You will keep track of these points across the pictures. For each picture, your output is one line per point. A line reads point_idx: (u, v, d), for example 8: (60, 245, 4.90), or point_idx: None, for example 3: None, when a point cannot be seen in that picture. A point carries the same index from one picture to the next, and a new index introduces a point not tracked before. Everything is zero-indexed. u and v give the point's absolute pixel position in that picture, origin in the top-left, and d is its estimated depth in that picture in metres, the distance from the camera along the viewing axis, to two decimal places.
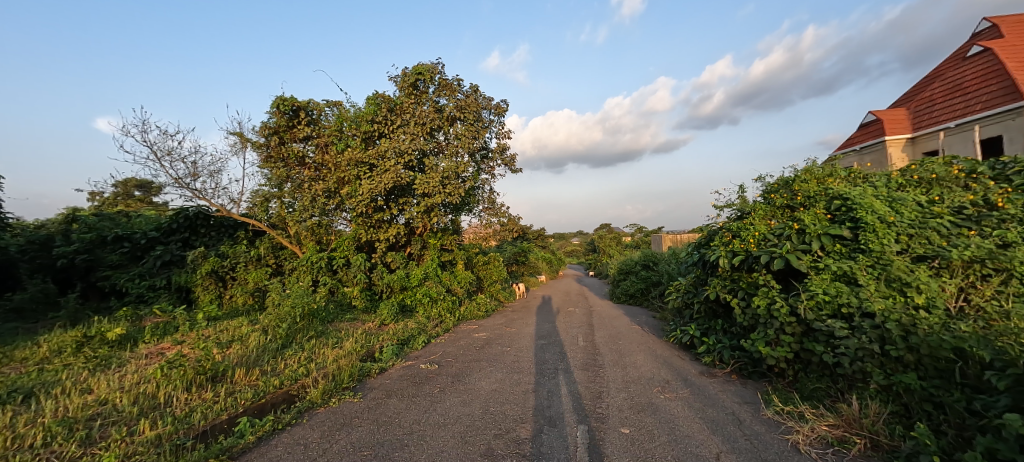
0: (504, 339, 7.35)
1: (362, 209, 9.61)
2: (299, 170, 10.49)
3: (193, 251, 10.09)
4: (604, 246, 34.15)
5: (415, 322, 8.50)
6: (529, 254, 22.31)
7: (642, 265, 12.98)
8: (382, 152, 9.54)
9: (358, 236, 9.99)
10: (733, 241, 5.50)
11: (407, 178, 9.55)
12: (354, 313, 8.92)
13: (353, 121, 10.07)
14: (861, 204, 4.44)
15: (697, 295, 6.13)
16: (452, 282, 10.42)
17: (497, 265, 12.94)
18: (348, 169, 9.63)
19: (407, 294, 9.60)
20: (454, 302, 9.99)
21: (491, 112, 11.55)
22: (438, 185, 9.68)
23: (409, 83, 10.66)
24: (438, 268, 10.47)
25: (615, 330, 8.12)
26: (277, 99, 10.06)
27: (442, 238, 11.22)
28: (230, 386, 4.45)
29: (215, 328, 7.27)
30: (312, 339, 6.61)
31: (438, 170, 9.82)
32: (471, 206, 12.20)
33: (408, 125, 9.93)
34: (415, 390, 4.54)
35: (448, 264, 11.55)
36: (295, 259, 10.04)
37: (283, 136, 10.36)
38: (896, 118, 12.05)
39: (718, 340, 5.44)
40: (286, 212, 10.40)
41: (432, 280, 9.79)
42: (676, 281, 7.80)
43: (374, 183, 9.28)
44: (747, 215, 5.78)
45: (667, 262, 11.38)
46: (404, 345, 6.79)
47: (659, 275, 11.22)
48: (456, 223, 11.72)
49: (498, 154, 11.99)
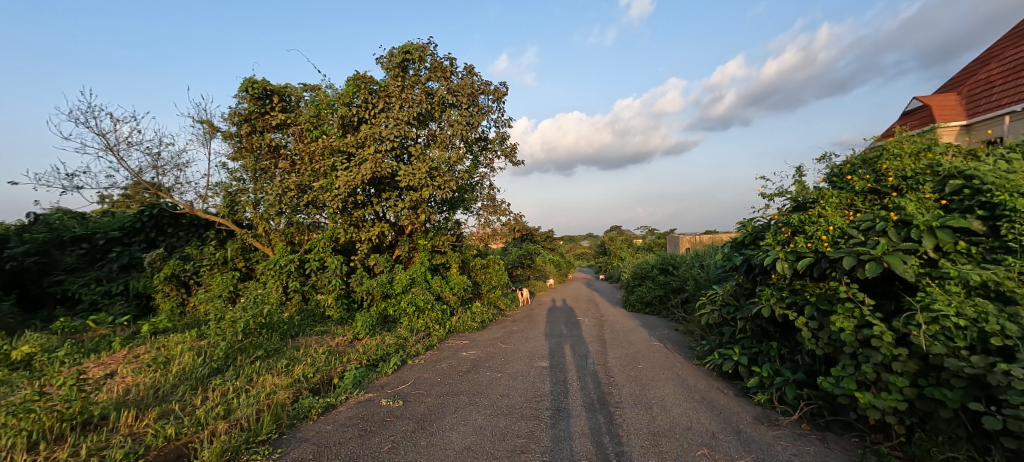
0: (498, 359, 6.04)
1: (339, 205, 8.43)
2: (273, 162, 9.34)
3: (152, 253, 8.98)
4: (615, 249, 32.67)
5: (395, 336, 7.23)
6: (535, 257, 20.99)
7: (660, 269, 11.56)
8: (361, 140, 8.32)
9: (335, 236, 8.77)
10: (794, 238, 4.12)
11: (390, 170, 8.27)
12: (326, 325, 7.69)
13: (330, 105, 8.86)
14: (1001, 184, 3.06)
15: (742, 308, 4.76)
16: (443, 288, 9.16)
17: (497, 268, 11.63)
18: (322, 159, 8.43)
19: (390, 303, 8.33)
20: (444, 312, 8.71)
21: (489, 97, 10.27)
22: (425, 177, 8.38)
23: (396, 64, 9.46)
24: (427, 272, 9.23)
25: (632, 348, 6.76)
26: (246, 82, 8.92)
27: (434, 238, 9.98)
28: (102, 439, 3.22)
29: (153, 345, 6.10)
30: (259, 360, 5.38)
31: (426, 160, 8.56)
32: (467, 203, 10.95)
33: (393, 108, 8.67)
34: (358, 445, 3.26)
35: (441, 268, 10.28)
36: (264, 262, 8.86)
37: (255, 125, 9.27)
38: (946, 104, 10.47)
39: (776, 372, 4.08)
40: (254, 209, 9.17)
41: (419, 287, 8.54)
42: (707, 289, 6.40)
43: (351, 175, 8.03)
44: (810, 204, 4.39)
45: (690, 267, 9.96)
46: (372, 368, 5.53)
47: (682, 281, 9.81)
48: (450, 221, 10.48)
49: (497, 145, 10.73)
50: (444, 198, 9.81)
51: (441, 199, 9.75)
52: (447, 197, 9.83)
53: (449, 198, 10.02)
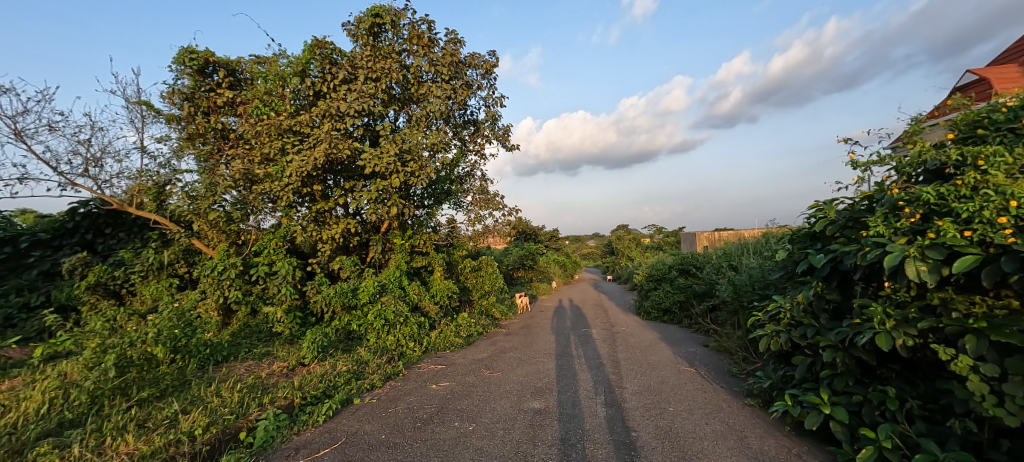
0: (478, 395, 4.52)
1: (291, 196, 6.96)
2: (220, 148, 7.90)
3: (76, 257, 7.53)
4: (623, 248, 30.98)
5: (353, 359, 5.75)
6: (537, 257, 19.45)
7: (679, 270, 9.98)
8: (314, 118, 6.80)
9: (289, 236, 7.27)
10: (932, 223, 2.59)
11: (348, 151, 6.69)
12: (271, 345, 6.20)
13: (281, 76, 7.34)
14: None
15: (828, 333, 3.23)
16: (422, 296, 7.65)
17: (490, 271, 10.09)
18: (267, 140, 6.91)
19: (354, 317, 6.82)
20: (423, 326, 7.20)
21: (478, 72, 8.75)
22: (394, 162, 6.82)
23: (365, 31, 7.96)
24: (402, 276, 7.72)
25: (656, 375, 5.18)
26: (183, 52, 7.50)
27: (411, 236, 8.47)
28: None
29: (24, 381, 4.62)
30: (144, 406, 3.89)
31: (396, 141, 7.03)
32: (454, 196, 9.45)
33: (357, 80, 7.14)
34: None
35: (422, 271, 8.76)
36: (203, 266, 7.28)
37: (202, 106, 7.91)
38: (1008, 75, 8.77)
39: (905, 442, 2.55)
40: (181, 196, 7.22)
41: (390, 295, 7.05)
42: (757, 299, 4.83)
43: (302, 159, 6.52)
44: (949, 169, 2.84)
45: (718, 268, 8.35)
46: (300, 414, 4.02)
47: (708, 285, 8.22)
48: (433, 217, 8.99)
49: (487, 128, 9.21)
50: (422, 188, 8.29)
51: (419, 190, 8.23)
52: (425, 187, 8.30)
53: (428, 188, 8.51)
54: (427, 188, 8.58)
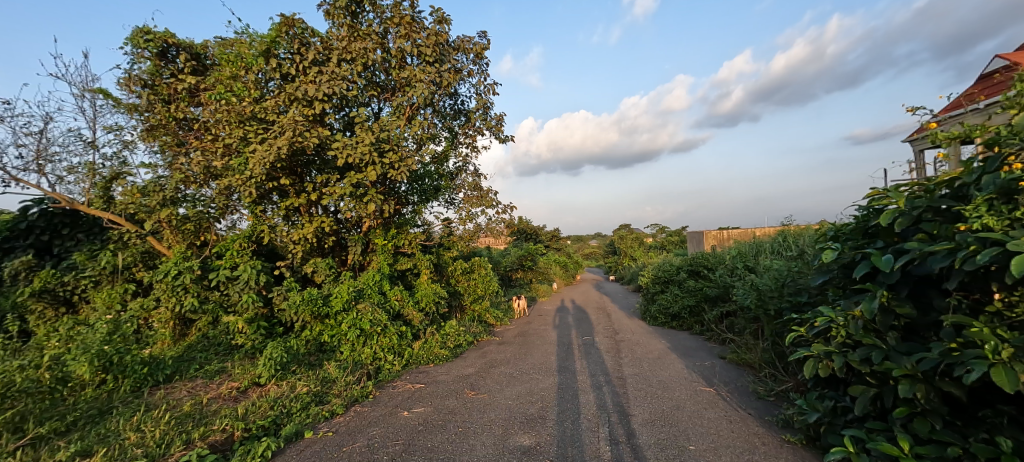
0: (456, 426, 3.75)
1: (257, 191, 6.21)
2: (183, 140, 7.16)
3: (20, 261, 6.78)
4: (626, 248, 30.17)
5: (319, 377, 4.99)
6: (536, 258, 18.66)
7: (689, 272, 9.19)
8: (280, 103, 6.04)
9: (257, 236, 6.50)
10: None
11: (317, 140, 5.91)
12: (228, 361, 5.45)
13: (245, 58, 6.59)
14: None
15: (905, 360, 2.46)
16: (404, 302, 6.89)
17: (484, 273, 9.31)
18: (227, 128, 6.13)
19: (327, 327, 6.06)
20: (404, 336, 6.44)
21: (467, 55, 7.99)
22: (371, 152, 6.03)
23: (342, 8, 7.18)
24: (383, 280, 6.96)
25: (669, 397, 4.41)
26: (139, 32, 6.76)
27: (395, 236, 7.69)
28: None
29: None
30: (37, 447, 3.13)
31: (373, 130, 6.26)
32: (442, 191, 8.69)
33: (330, 61, 6.37)
34: None
35: (407, 275, 7.99)
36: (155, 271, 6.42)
37: (163, 94, 7.19)
38: None
39: None
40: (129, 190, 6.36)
41: (367, 302, 6.29)
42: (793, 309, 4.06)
43: (265, 149, 5.75)
44: None
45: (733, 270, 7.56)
46: (233, 454, 3.26)
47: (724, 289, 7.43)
48: (419, 215, 8.23)
49: (478, 117, 8.45)
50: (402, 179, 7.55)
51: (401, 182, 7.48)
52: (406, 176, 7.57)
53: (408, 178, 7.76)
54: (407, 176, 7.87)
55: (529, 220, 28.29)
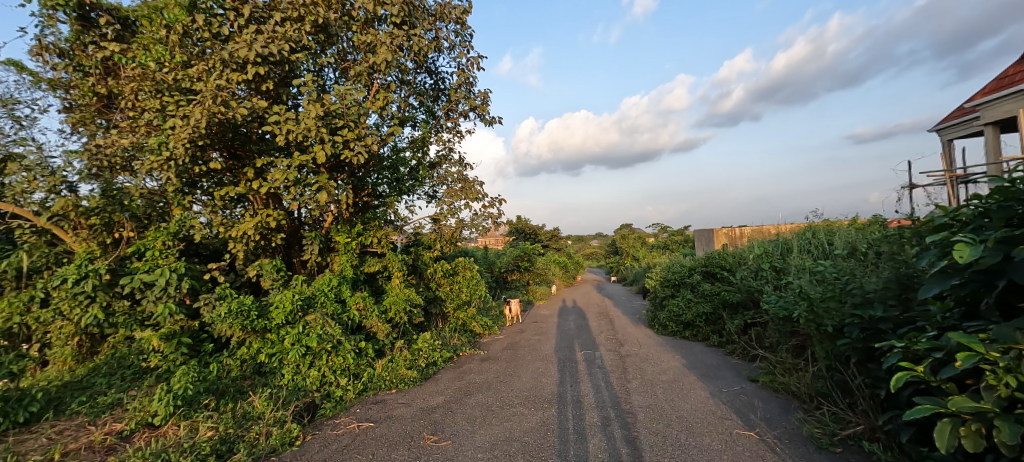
0: None
1: (181, 176, 5.07)
2: (105, 121, 6.05)
3: None
4: (629, 248, 28.98)
5: (237, 414, 3.83)
6: (534, 258, 17.50)
7: (704, 273, 8.02)
8: (205, 68, 4.88)
9: (185, 233, 5.36)
10: None
11: (248, 112, 4.73)
12: (133, 390, 4.31)
13: (167, 15, 5.38)
14: None
15: None
16: (368, 311, 5.73)
17: (469, 276, 8.17)
18: (141, 99, 4.98)
19: (267, 344, 4.93)
20: (364, 353, 5.28)
21: (446, 20, 6.80)
22: (318, 127, 4.86)
23: None
24: (343, 284, 5.82)
25: (698, 446, 3.25)
26: None
27: (360, 233, 6.54)
28: None
29: None
30: None
31: (321, 100, 5.07)
32: (418, 182, 7.55)
33: (269, 18, 5.19)
34: None
35: (377, 278, 6.85)
36: (46, 278, 5.13)
37: (82, 64, 6.06)
38: None
39: None
40: (22, 178, 5.15)
41: (317, 312, 5.14)
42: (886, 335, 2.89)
43: (182, 122, 4.59)
44: None
45: (761, 273, 6.38)
46: None
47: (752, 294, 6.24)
48: (392, 207, 7.07)
49: (460, 95, 7.28)
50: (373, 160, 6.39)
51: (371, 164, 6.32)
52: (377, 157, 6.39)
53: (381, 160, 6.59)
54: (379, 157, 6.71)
55: (527, 219, 27.12)
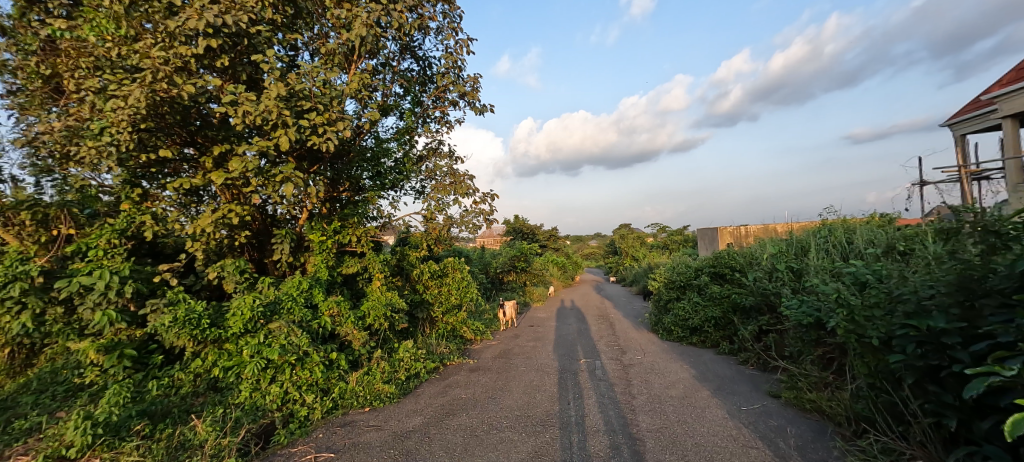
0: None
1: (125, 165, 4.47)
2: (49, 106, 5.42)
3: None
4: (628, 248, 28.45)
5: (175, 444, 3.24)
6: (531, 258, 16.91)
7: (712, 274, 7.44)
8: (149, 42, 4.21)
9: (134, 230, 4.72)
10: None
11: (199, 92, 4.13)
12: (60, 412, 3.70)
13: None
14: None
15: None
16: (342, 318, 5.13)
17: (459, 277, 7.58)
18: (79, 78, 4.36)
19: (224, 356, 4.33)
20: (336, 365, 4.69)
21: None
22: (281, 109, 4.26)
23: None
24: (315, 286, 5.21)
25: None
26: None
27: (337, 230, 5.93)
28: None
29: None
30: None
31: (286, 80, 4.47)
32: (403, 175, 6.97)
33: None
34: None
35: (357, 280, 6.25)
36: None
37: (24, 43, 5.42)
38: None
39: None
40: None
41: (281, 320, 4.55)
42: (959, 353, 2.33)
43: (120, 102, 3.94)
44: None
45: (777, 274, 5.81)
46: None
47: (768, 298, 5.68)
48: (373, 203, 6.47)
49: (448, 81, 6.68)
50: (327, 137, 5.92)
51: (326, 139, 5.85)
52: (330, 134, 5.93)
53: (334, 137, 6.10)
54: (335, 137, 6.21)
55: (524, 218, 26.54)
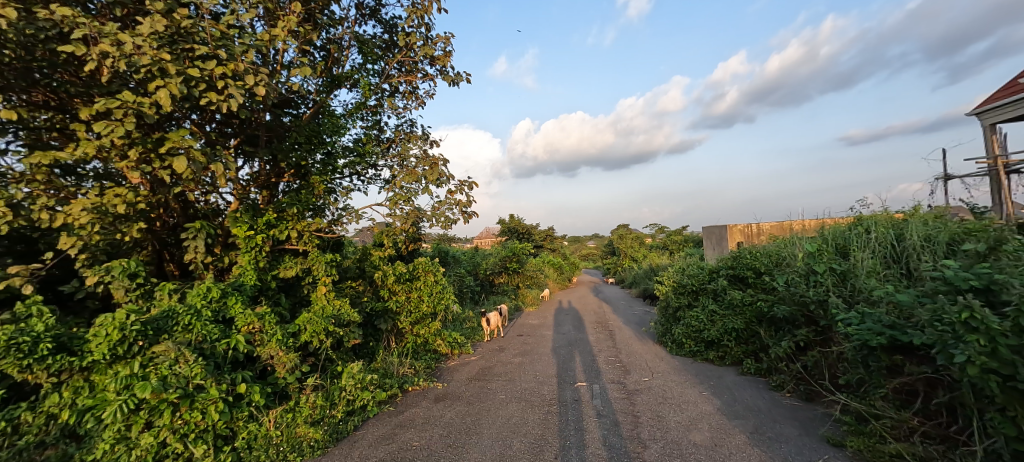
0: None
1: None
2: None
3: None
4: (627, 249, 27.36)
5: None
6: (524, 259, 15.74)
7: (732, 277, 6.28)
8: None
9: None
10: None
11: (38, 26, 2.93)
12: None
13: None
14: None
15: None
16: (265, 336, 3.95)
17: (432, 281, 6.38)
18: None
19: (85, 393, 3.16)
20: (247, 403, 3.50)
21: None
22: (161, 52, 3.08)
23: None
24: (231, 294, 4.03)
25: None
26: None
27: (271, 223, 4.75)
28: None
29: None
30: None
31: (173, 16, 3.27)
32: (360, 159, 5.85)
33: None
34: None
35: (300, 285, 5.07)
36: None
37: None
38: None
39: None
40: None
41: (171, 341, 3.37)
42: None
43: None
44: None
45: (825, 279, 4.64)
46: None
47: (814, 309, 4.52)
48: (325, 191, 5.27)
49: (413, 42, 5.50)
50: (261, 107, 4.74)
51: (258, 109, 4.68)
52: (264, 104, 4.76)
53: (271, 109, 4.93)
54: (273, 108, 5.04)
55: (518, 217, 25.40)
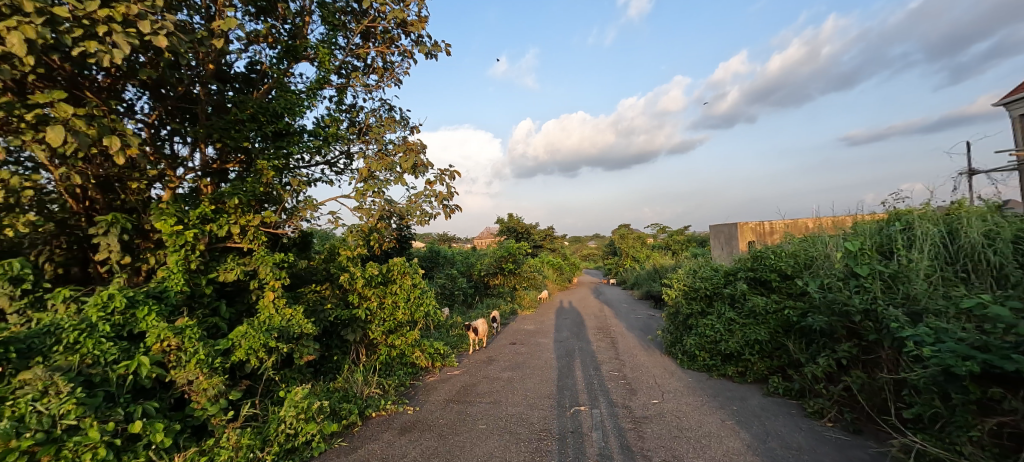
0: None
1: None
2: None
3: None
4: (629, 248, 26.54)
5: None
6: (521, 259, 14.95)
7: (753, 280, 5.49)
8: None
9: None
10: None
11: None
12: None
13: None
14: None
15: None
16: (182, 356, 3.14)
17: (409, 285, 5.55)
18: None
19: None
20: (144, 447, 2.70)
21: None
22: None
23: None
24: (142, 304, 3.24)
25: None
26: None
27: (206, 217, 3.96)
28: None
29: None
30: None
31: None
32: (326, 144, 5.03)
33: None
34: None
35: (246, 291, 4.28)
36: None
37: None
38: None
39: None
40: None
41: (41, 368, 2.55)
42: None
43: None
44: None
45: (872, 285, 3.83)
46: None
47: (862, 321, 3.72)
48: (278, 180, 4.44)
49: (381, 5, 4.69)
50: (198, 77, 3.98)
51: (193, 78, 3.92)
52: (202, 72, 4.01)
53: (213, 80, 4.15)
54: (216, 81, 4.26)
55: (517, 217, 24.63)
